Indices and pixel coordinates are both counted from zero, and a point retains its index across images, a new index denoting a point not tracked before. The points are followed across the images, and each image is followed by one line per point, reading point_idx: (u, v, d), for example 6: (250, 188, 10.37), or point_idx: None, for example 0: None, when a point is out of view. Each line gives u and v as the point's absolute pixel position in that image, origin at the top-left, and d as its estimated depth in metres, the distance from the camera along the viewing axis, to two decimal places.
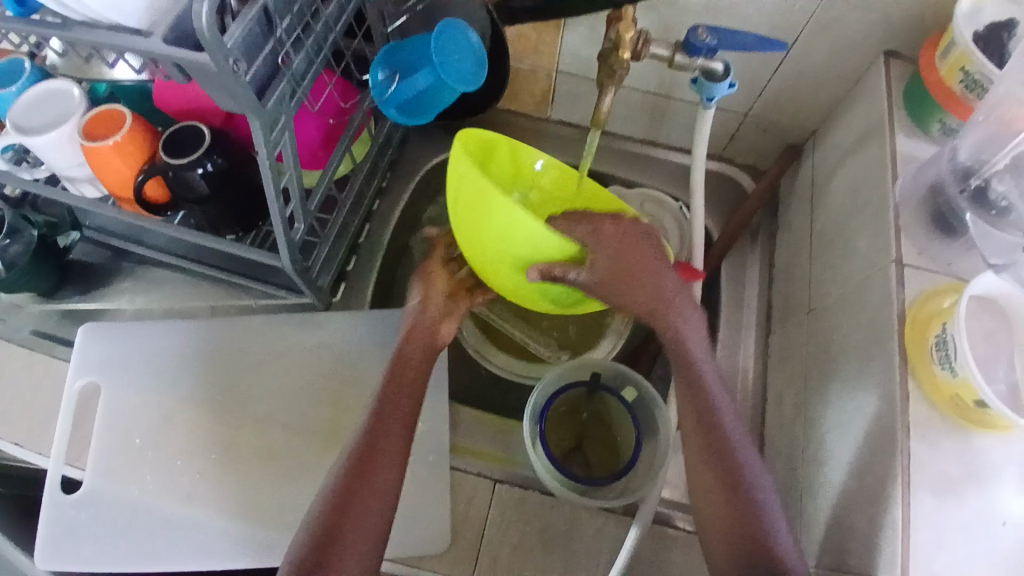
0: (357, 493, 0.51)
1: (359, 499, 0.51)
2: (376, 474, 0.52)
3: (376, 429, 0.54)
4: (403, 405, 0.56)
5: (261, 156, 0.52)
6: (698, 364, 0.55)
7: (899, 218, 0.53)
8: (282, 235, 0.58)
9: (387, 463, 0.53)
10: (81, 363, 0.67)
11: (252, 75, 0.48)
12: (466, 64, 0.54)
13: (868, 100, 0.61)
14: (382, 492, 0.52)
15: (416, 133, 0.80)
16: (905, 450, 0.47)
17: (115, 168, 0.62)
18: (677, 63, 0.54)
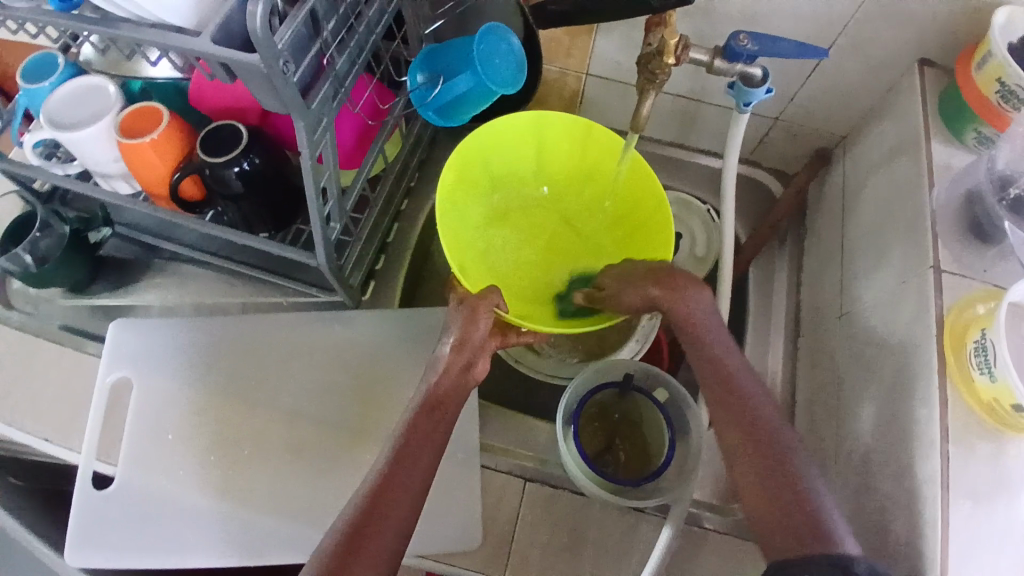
0: (391, 484, 0.49)
1: (390, 490, 0.49)
2: (409, 468, 0.50)
3: (412, 434, 0.52)
4: (435, 426, 0.53)
5: (304, 155, 0.52)
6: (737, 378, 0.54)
7: (937, 226, 0.53)
8: (319, 233, 0.59)
9: (423, 463, 0.51)
10: (113, 357, 0.67)
11: (299, 77, 0.49)
12: (507, 70, 0.55)
13: (901, 109, 0.61)
14: (413, 489, 0.50)
15: (445, 134, 0.81)
16: (943, 454, 0.47)
17: (151, 165, 0.63)
18: (716, 69, 0.55)
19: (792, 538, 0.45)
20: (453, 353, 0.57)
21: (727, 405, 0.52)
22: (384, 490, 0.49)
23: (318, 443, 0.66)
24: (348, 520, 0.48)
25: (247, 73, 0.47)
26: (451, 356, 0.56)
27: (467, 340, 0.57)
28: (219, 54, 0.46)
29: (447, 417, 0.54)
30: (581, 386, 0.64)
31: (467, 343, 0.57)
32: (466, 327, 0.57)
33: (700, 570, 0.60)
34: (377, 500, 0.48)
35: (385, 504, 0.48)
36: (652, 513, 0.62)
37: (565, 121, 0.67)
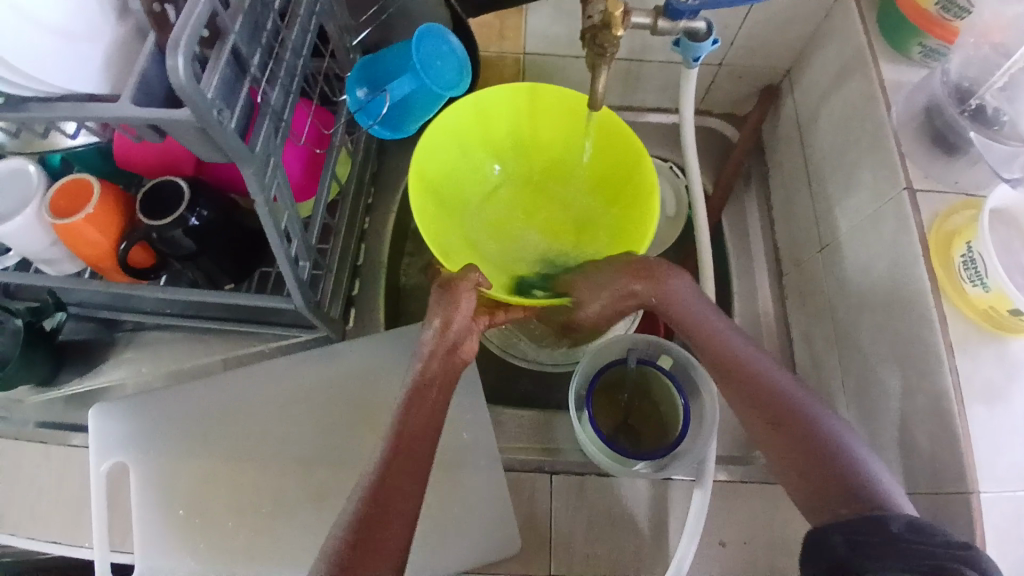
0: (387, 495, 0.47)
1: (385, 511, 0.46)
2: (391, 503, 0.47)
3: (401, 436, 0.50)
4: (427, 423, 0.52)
5: (260, 202, 0.49)
6: (759, 372, 0.52)
7: (902, 145, 0.54)
8: (292, 276, 0.56)
9: (407, 485, 0.48)
10: (101, 446, 0.64)
11: (236, 122, 0.45)
12: (450, 72, 0.54)
13: (843, 34, 0.61)
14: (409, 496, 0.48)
15: (390, 142, 0.79)
16: (952, 369, 0.48)
17: (93, 242, 0.58)
18: (660, 29, 0.52)
19: (827, 509, 0.45)
20: (436, 337, 0.55)
21: (737, 382, 0.52)
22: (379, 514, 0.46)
23: (337, 479, 0.64)
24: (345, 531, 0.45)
25: (181, 129, 0.43)
26: (434, 340, 0.55)
27: (451, 323, 0.56)
28: (144, 116, 0.42)
29: (436, 403, 0.54)
30: (586, 370, 0.64)
31: (449, 327, 0.56)
32: (449, 312, 0.56)
33: (734, 520, 0.62)
34: (373, 517, 0.46)
35: (384, 526, 0.46)
36: (678, 476, 0.64)
37: (501, 94, 0.67)
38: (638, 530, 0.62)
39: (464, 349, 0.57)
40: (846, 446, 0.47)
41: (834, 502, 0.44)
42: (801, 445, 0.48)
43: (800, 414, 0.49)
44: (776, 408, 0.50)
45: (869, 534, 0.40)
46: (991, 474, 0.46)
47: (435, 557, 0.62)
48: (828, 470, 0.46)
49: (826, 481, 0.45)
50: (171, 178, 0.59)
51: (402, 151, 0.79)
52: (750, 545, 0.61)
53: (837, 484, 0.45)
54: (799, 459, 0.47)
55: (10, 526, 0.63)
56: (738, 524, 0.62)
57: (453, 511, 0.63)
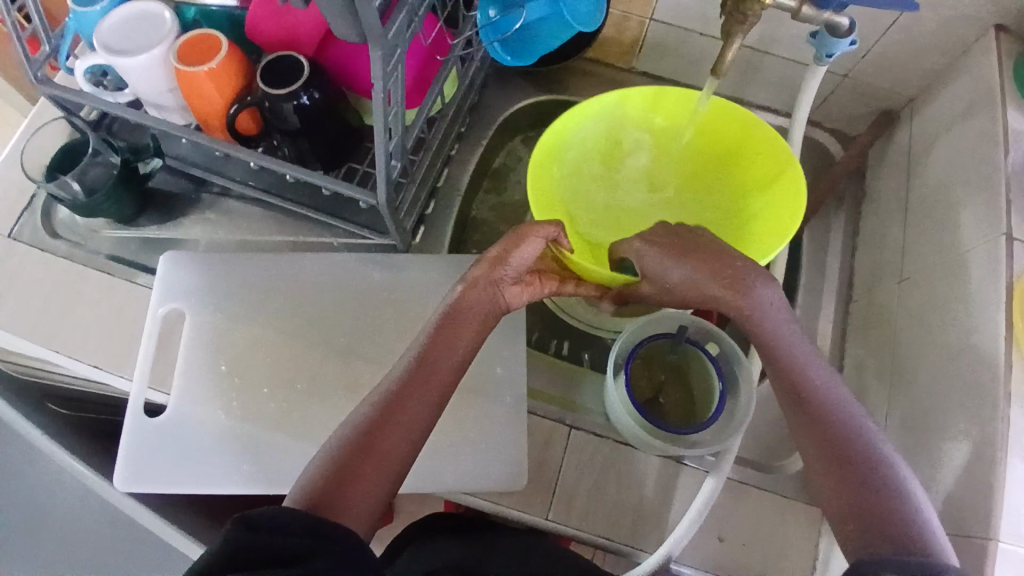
0: (382, 428, 0.49)
1: (369, 456, 0.48)
2: (374, 455, 0.48)
3: (425, 356, 0.53)
4: (455, 342, 0.54)
5: (378, 89, 0.51)
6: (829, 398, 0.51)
7: (1011, 191, 0.53)
8: (383, 172, 0.58)
9: (396, 446, 0.49)
10: (165, 289, 0.67)
11: (381, 2, 0.46)
12: (586, 7, 0.55)
13: (977, 72, 0.60)
14: (393, 460, 0.49)
15: (497, 78, 0.80)
16: (1006, 418, 0.48)
17: (208, 96, 0.61)
18: (802, 15, 0.51)
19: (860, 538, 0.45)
20: (489, 265, 0.56)
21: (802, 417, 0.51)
22: (361, 455, 0.48)
23: (373, 378, 0.66)
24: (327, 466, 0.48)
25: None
26: (482, 269, 0.56)
27: (506, 257, 0.56)
28: None
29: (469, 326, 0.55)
30: (627, 343, 0.65)
31: (504, 261, 0.56)
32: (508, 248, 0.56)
33: (742, 521, 0.62)
34: (347, 467, 0.47)
35: (356, 477, 0.47)
36: (694, 462, 0.65)
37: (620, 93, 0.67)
38: (645, 500, 0.63)
39: (510, 297, 0.57)
40: (889, 485, 0.47)
41: (874, 540, 0.45)
42: (842, 463, 0.48)
43: (857, 437, 0.49)
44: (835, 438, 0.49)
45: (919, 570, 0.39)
46: (1019, 528, 0.46)
47: (443, 475, 0.64)
48: (869, 499, 0.46)
49: (863, 508, 0.46)
50: (293, 53, 0.61)
51: (507, 90, 0.80)
52: (748, 548, 0.61)
53: (887, 518, 0.45)
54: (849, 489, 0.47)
55: (60, 340, 0.66)
56: (743, 524, 0.62)
57: (472, 438, 0.65)
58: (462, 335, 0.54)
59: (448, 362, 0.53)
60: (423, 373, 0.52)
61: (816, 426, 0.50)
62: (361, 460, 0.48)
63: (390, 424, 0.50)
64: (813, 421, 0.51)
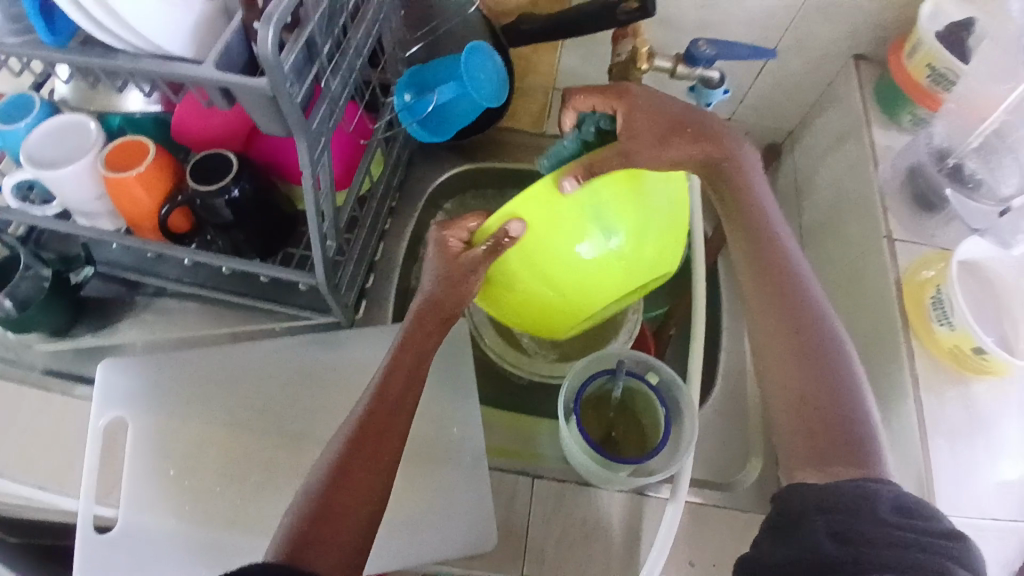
0: (354, 476, 0.48)
1: (348, 486, 0.47)
2: (354, 485, 0.48)
3: (386, 394, 0.52)
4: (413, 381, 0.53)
5: (307, 176, 0.54)
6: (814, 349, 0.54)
7: (887, 200, 0.60)
8: (320, 252, 0.60)
9: (374, 474, 0.49)
10: (106, 398, 0.66)
11: (302, 97, 0.50)
12: (492, 84, 0.60)
13: (841, 102, 0.69)
14: (369, 495, 0.48)
15: (420, 154, 0.84)
16: (918, 400, 0.53)
17: (138, 199, 0.62)
18: (679, 74, 0.60)
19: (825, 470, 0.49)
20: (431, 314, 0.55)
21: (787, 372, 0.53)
22: (341, 486, 0.47)
23: None
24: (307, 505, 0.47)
25: (253, 96, 0.48)
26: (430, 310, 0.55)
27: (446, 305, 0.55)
28: (222, 79, 0.48)
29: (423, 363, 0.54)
30: (574, 385, 0.67)
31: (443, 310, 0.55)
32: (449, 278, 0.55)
33: (709, 543, 0.64)
34: (322, 516, 0.46)
35: (334, 522, 0.46)
36: (655, 492, 0.67)
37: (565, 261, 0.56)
38: (614, 538, 0.65)
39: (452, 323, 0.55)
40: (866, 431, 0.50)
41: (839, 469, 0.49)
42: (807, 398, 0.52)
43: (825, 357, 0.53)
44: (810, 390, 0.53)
45: (860, 507, 0.44)
46: (949, 500, 0.50)
47: (413, 545, 0.63)
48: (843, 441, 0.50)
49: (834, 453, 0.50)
50: (221, 151, 0.64)
51: (430, 163, 0.84)
52: (719, 569, 0.63)
53: (844, 437, 0.50)
54: (813, 415, 0.51)
55: None
56: (711, 546, 0.64)
57: (437, 504, 0.65)
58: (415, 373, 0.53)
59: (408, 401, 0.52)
60: (384, 415, 0.51)
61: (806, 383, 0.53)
62: (339, 492, 0.47)
63: (357, 469, 0.48)
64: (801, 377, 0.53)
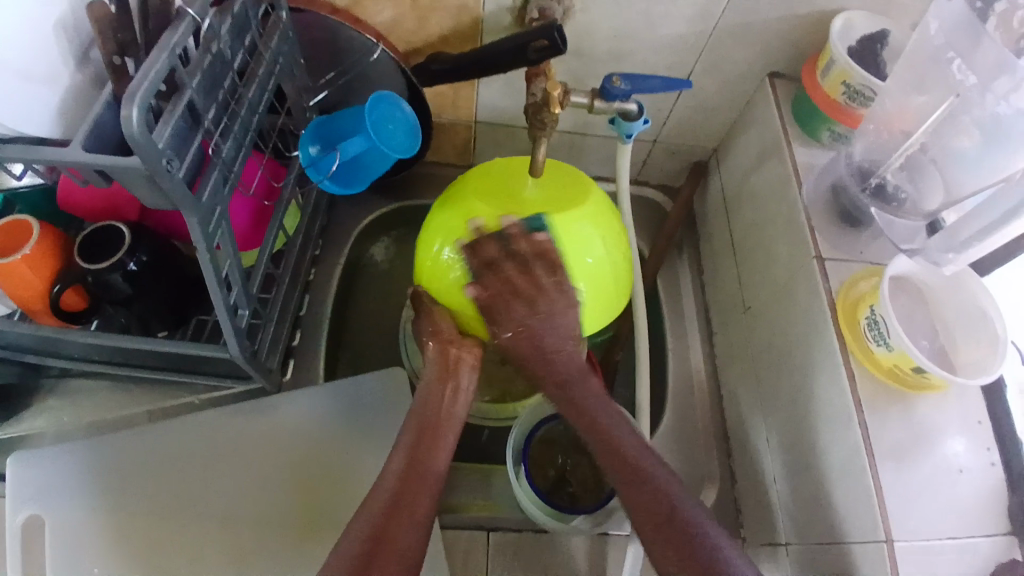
0: (392, 520, 0.48)
1: (391, 535, 0.48)
2: (397, 533, 0.48)
3: (417, 447, 0.54)
4: (441, 434, 0.55)
5: (201, 250, 0.49)
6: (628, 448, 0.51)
7: (813, 220, 0.59)
8: (229, 323, 0.55)
9: (415, 521, 0.49)
10: (15, 496, 0.61)
11: (185, 171, 0.45)
12: (403, 135, 0.57)
13: (761, 119, 0.68)
14: (415, 539, 0.48)
15: (342, 198, 0.80)
16: (862, 425, 0.52)
17: (24, 283, 0.57)
18: (596, 108, 0.59)
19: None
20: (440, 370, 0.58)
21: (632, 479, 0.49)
22: (388, 527, 0.48)
23: (267, 537, 0.62)
24: (354, 549, 0.46)
25: (127, 176, 0.43)
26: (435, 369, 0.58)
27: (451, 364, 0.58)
28: (91, 159, 0.43)
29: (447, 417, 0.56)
30: (523, 429, 0.66)
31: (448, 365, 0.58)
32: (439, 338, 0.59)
33: None
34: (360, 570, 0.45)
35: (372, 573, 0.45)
36: (616, 531, 0.65)
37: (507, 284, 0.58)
38: None
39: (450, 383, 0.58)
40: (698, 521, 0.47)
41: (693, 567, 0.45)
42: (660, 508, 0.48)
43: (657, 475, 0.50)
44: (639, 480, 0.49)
45: None
46: (903, 526, 0.49)
47: None
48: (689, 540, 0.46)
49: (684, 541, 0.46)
50: (113, 222, 0.59)
51: (354, 206, 0.80)
52: None
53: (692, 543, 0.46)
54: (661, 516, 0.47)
55: None
56: None
57: None
58: (441, 429, 0.56)
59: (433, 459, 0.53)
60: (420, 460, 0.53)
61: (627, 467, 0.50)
62: (387, 537, 0.47)
63: (400, 518, 0.49)
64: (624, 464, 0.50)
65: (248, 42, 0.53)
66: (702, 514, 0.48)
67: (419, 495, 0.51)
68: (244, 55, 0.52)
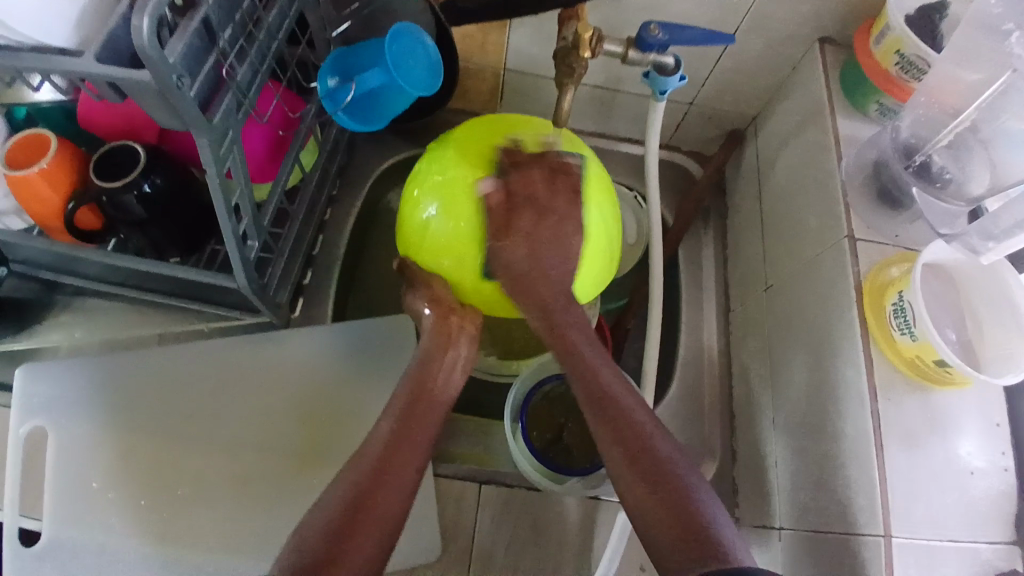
0: (377, 484, 0.50)
1: (375, 494, 0.49)
2: (383, 493, 0.49)
3: (407, 412, 0.55)
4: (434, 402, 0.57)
5: (212, 175, 0.48)
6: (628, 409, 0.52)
7: (848, 197, 0.56)
8: (237, 253, 0.54)
9: (400, 486, 0.51)
10: (25, 406, 0.62)
11: (198, 91, 0.44)
12: (422, 73, 0.55)
13: (805, 85, 0.64)
14: (403, 500, 0.50)
15: (363, 139, 0.79)
16: (875, 414, 0.50)
17: (39, 198, 0.57)
18: (630, 58, 0.57)
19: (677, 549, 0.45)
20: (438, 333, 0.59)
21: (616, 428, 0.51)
22: (371, 491, 0.49)
23: (265, 471, 0.63)
24: (336, 507, 0.48)
25: (138, 91, 0.42)
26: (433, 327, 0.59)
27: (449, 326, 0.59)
28: (103, 71, 0.42)
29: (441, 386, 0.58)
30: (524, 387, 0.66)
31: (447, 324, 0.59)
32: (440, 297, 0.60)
33: None
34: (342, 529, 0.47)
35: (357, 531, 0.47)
36: (608, 496, 0.64)
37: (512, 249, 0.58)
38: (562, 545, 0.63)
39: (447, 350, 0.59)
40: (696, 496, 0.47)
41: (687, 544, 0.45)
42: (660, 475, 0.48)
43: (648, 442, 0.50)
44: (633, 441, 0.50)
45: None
46: (905, 520, 0.47)
47: None
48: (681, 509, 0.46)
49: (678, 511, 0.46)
50: (129, 143, 0.58)
51: (374, 148, 0.79)
52: None
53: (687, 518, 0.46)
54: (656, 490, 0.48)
55: None
56: None
57: None
58: (433, 396, 0.57)
59: (425, 427, 0.55)
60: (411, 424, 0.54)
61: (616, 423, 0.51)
62: (372, 498, 0.49)
63: (384, 481, 0.50)
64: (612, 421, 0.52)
65: None
66: (697, 484, 0.48)
67: (406, 459, 0.52)
68: None
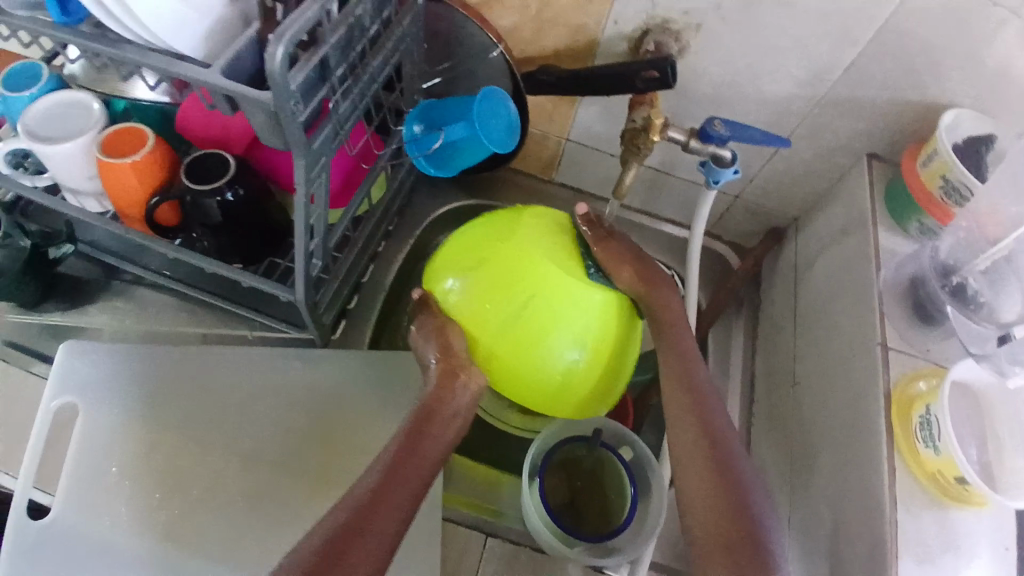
0: (358, 527, 0.49)
1: (358, 539, 0.49)
2: (363, 539, 0.49)
3: (399, 455, 0.55)
4: (426, 444, 0.57)
5: (299, 194, 0.52)
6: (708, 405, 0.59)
7: (883, 306, 0.59)
8: (302, 270, 0.58)
9: (382, 530, 0.50)
10: (60, 382, 0.64)
11: (306, 116, 0.48)
12: (500, 131, 0.59)
13: (850, 195, 0.68)
14: (373, 558, 0.49)
15: (424, 183, 0.83)
16: (893, 521, 0.50)
17: (126, 187, 0.60)
18: (691, 147, 0.61)
19: (724, 547, 0.51)
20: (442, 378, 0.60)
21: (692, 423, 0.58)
22: (355, 534, 0.49)
23: (277, 485, 0.63)
24: (315, 547, 0.48)
25: (254, 107, 0.46)
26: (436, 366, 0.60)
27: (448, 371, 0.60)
28: (225, 87, 0.46)
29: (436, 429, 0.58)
30: (544, 444, 0.66)
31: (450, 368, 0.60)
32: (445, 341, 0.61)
33: None
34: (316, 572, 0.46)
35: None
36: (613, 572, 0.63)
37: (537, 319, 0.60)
38: None
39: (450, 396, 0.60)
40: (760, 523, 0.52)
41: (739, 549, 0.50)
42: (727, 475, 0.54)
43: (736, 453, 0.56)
44: (712, 437, 0.57)
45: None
46: None
47: None
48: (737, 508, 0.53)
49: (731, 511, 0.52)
50: (220, 152, 0.62)
51: (433, 193, 0.83)
52: None
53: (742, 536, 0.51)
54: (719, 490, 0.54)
55: None
56: None
57: None
58: (430, 439, 0.57)
59: (417, 472, 0.55)
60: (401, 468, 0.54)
61: (703, 422, 0.58)
62: (353, 541, 0.48)
63: (370, 523, 0.50)
64: (699, 421, 0.58)
65: (384, 16, 0.56)
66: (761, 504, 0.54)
67: (390, 509, 0.52)
68: (379, 26, 0.55)
